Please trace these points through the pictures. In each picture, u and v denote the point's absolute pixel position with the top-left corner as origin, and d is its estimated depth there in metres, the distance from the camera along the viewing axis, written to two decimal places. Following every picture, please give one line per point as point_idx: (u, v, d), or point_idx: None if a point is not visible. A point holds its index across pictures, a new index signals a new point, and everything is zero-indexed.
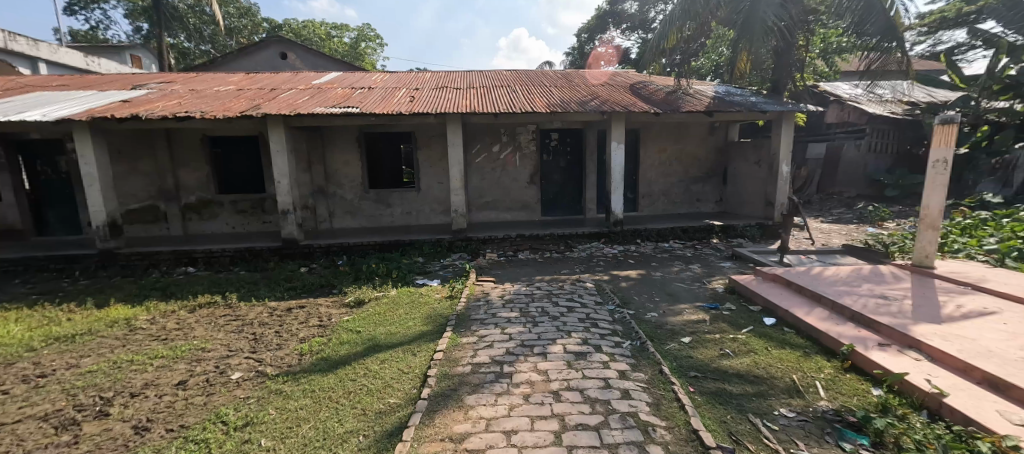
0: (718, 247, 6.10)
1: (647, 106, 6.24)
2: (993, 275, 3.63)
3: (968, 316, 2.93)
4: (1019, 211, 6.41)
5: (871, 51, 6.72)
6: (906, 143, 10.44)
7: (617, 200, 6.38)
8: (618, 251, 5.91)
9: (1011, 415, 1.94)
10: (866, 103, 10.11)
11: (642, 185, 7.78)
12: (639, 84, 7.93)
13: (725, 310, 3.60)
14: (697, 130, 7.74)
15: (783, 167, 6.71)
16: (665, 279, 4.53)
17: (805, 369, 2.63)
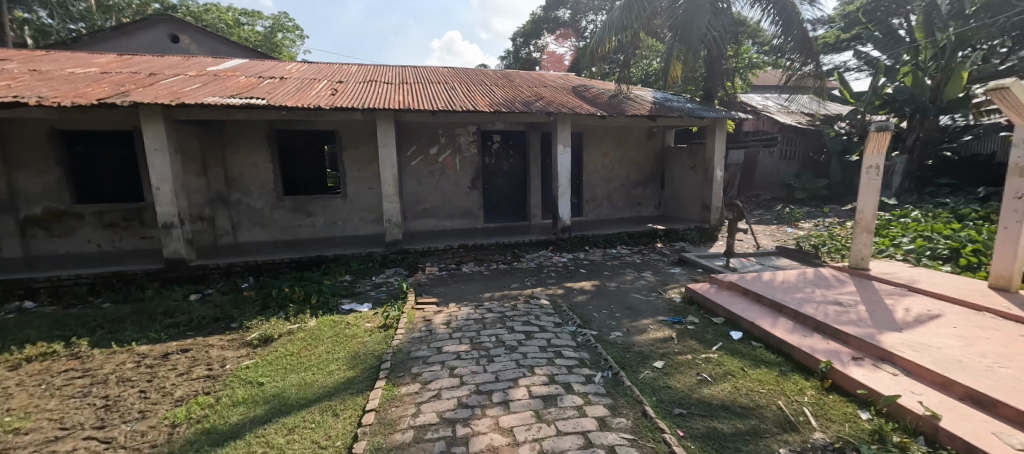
0: (665, 252, 6.02)
1: (593, 109, 6.03)
2: (922, 275, 3.79)
3: (920, 321, 2.94)
4: (912, 211, 7.16)
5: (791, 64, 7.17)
6: (810, 151, 11.28)
7: (564, 205, 6.08)
8: (567, 260, 5.58)
9: (1009, 437, 1.84)
10: (777, 114, 11.03)
11: (586, 190, 7.61)
12: (581, 87, 7.79)
13: (689, 324, 3.37)
14: (637, 135, 7.74)
15: (718, 172, 6.82)
16: (621, 290, 4.24)
17: (788, 393, 2.43)
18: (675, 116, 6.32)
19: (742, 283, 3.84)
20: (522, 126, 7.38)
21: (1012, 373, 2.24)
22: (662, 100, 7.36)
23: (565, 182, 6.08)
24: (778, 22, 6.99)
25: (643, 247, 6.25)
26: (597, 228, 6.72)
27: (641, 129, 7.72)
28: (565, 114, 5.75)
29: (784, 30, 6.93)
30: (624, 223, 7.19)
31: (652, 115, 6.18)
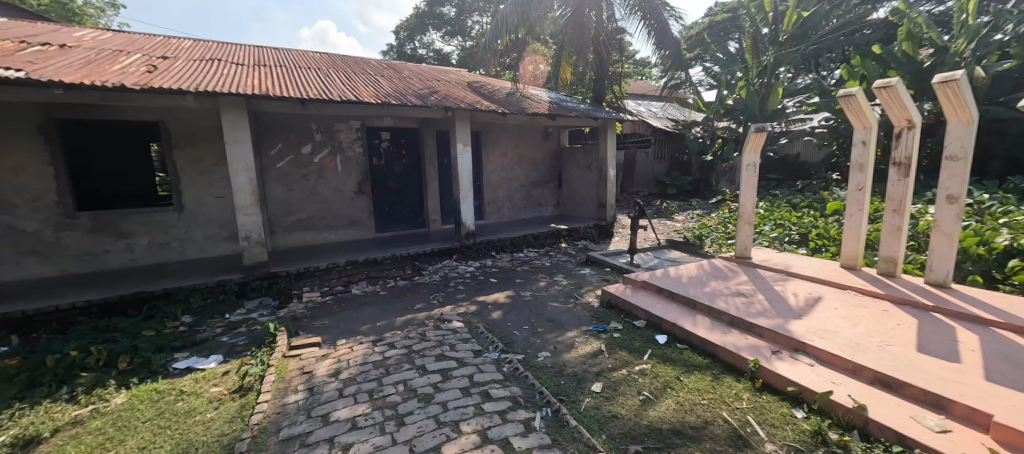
0: (570, 252, 5.93)
1: (494, 106, 5.66)
2: (793, 258, 4.22)
3: (811, 304, 3.18)
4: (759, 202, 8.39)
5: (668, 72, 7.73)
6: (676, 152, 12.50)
7: (467, 209, 5.58)
8: (474, 269, 5.10)
9: (925, 420, 1.98)
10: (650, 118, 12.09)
11: (486, 191, 7.24)
12: (476, 83, 7.40)
13: (614, 332, 3.17)
14: (534, 135, 7.62)
15: (611, 171, 6.99)
16: (538, 300, 3.92)
17: (728, 400, 2.34)
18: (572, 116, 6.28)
19: (654, 281, 3.79)
20: (414, 123, 6.68)
21: (898, 351, 2.50)
22: (557, 100, 7.34)
23: (467, 184, 5.59)
24: (653, 32, 7.31)
25: (548, 248, 6.09)
26: (501, 231, 6.37)
27: (537, 129, 7.62)
28: (463, 110, 5.26)
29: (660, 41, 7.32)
30: (526, 225, 7.00)
31: (552, 114, 6.04)
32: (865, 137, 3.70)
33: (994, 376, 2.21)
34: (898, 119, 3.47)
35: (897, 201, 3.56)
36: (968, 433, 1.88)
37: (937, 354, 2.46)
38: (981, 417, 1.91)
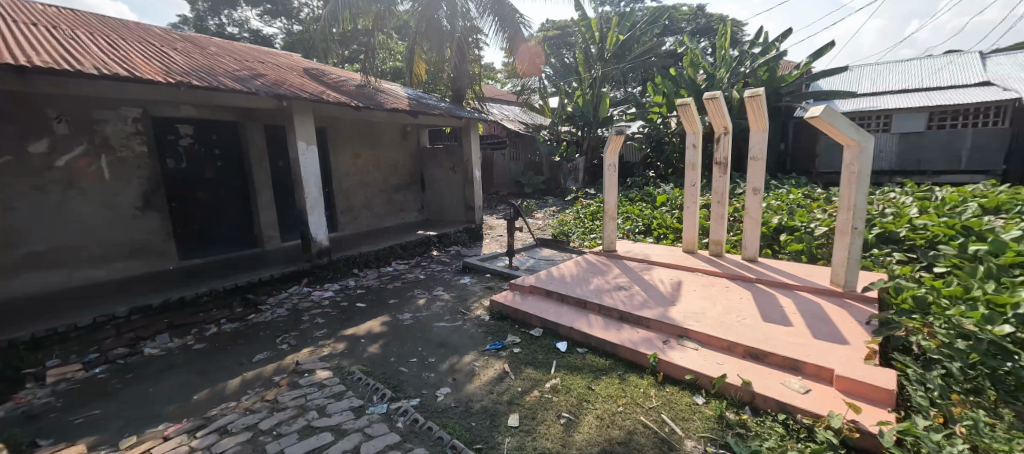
0: (443, 260, 5.48)
1: (345, 98, 4.84)
2: (650, 247, 4.67)
3: (677, 288, 3.47)
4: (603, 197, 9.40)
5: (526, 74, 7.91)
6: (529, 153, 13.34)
7: (318, 221, 4.69)
8: (332, 294, 4.24)
9: (793, 383, 2.25)
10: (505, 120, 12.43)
11: (337, 199, 6.26)
12: (316, 72, 6.32)
13: (514, 348, 2.92)
14: (391, 134, 6.90)
15: (477, 172, 6.79)
16: (420, 323, 3.40)
17: (640, 401, 2.31)
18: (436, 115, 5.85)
19: (542, 285, 3.68)
20: (230, 114, 5.38)
21: (751, 323, 2.84)
22: (414, 96, 6.79)
23: (316, 192, 4.68)
24: (506, 34, 7.28)
25: (418, 259, 5.53)
26: (359, 243, 5.56)
27: (394, 126, 6.90)
28: (303, 99, 4.31)
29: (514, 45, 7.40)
30: (389, 234, 6.30)
31: (414, 111, 5.50)
32: (695, 141, 4.14)
33: (818, 333, 2.67)
34: (718, 127, 3.99)
35: (720, 194, 4.12)
36: (821, 388, 2.20)
37: (776, 321, 2.87)
38: (826, 372, 2.26)
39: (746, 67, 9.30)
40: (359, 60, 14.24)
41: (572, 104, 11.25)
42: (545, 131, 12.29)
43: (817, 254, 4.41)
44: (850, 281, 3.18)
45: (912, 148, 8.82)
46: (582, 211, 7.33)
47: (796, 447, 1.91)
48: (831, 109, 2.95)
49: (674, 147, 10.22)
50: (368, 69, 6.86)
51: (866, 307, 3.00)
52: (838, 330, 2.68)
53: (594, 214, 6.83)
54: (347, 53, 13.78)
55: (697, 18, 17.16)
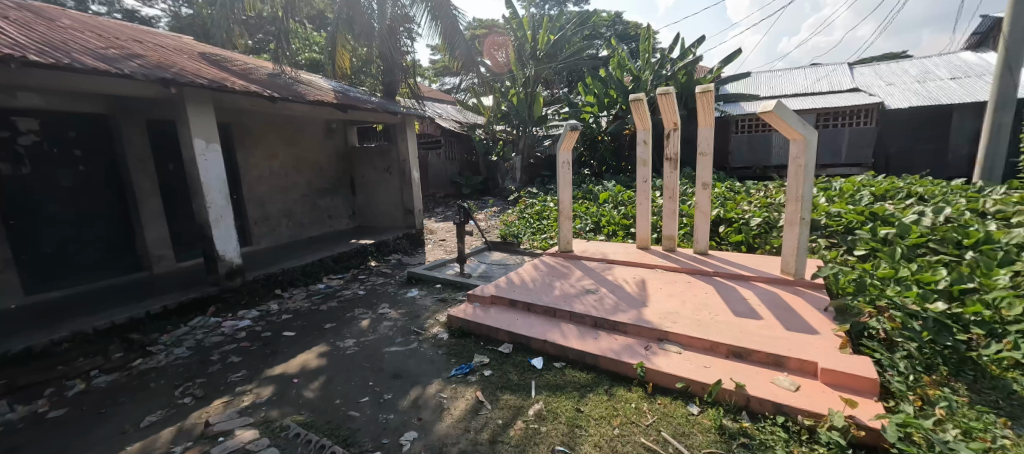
0: (383, 271, 4.94)
1: (257, 88, 4.13)
2: (605, 245, 4.57)
3: (643, 287, 3.35)
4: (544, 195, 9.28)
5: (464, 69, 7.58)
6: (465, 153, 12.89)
7: (225, 235, 3.97)
8: (249, 324, 3.51)
9: (782, 381, 2.18)
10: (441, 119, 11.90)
11: (252, 205, 5.71)
12: (216, 57, 5.39)
13: (485, 371, 2.56)
14: (313, 131, 6.56)
15: (416, 173, 6.43)
16: (368, 351, 2.88)
17: (635, 419, 2.10)
18: (369, 110, 5.32)
19: (504, 294, 3.34)
20: (95, 105, 4.34)
21: (725, 318, 2.77)
22: (340, 90, 6.11)
23: (219, 199, 3.94)
24: (440, 25, 6.86)
25: (354, 272, 4.93)
26: (281, 258, 4.99)
27: (316, 123, 6.61)
28: (199, 86, 3.56)
29: (449, 37, 7.00)
30: (318, 244, 5.85)
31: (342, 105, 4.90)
32: (645, 137, 4.02)
33: (787, 324, 2.67)
34: (668, 122, 3.94)
35: (671, 190, 4.02)
36: (809, 383, 2.16)
37: (745, 315, 2.82)
38: (810, 366, 2.23)
39: (666, 70, 9.65)
40: (267, 51, 12.69)
41: (505, 102, 11.05)
42: (480, 131, 12.01)
43: (756, 244, 4.59)
44: (799, 270, 3.30)
45: None
46: (527, 211, 7.09)
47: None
48: (782, 106, 2.99)
49: (607, 145, 10.54)
50: (281, 56, 6.00)
51: (818, 294, 3.12)
52: (803, 320, 2.71)
53: (540, 213, 6.62)
54: (251, 42, 12.20)
55: (616, 25, 18.16)
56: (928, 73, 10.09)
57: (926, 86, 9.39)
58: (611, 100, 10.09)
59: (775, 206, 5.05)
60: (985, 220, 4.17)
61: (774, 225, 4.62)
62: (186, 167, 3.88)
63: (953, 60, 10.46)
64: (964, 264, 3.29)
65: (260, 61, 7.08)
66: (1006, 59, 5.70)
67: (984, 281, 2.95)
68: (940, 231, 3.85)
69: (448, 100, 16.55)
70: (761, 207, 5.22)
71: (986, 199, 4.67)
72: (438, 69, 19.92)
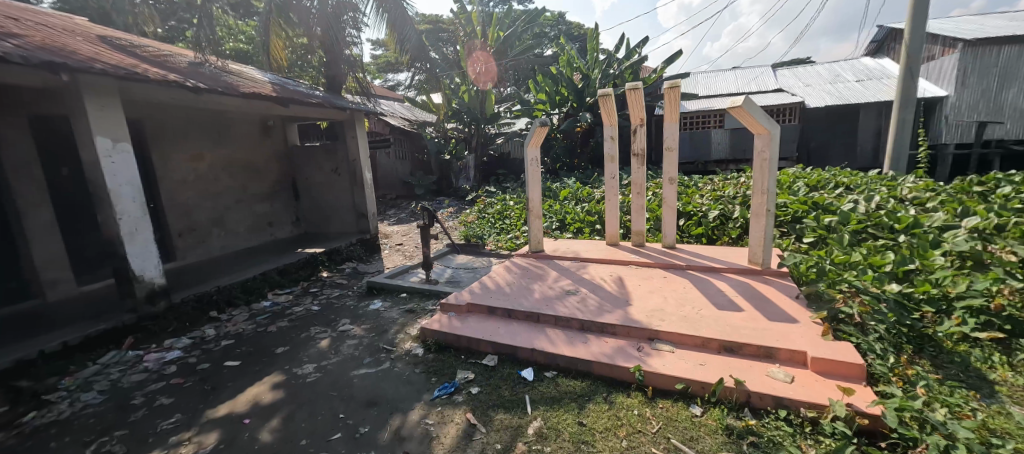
0: (338, 282, 4.73)
1: (176, 77, 3.56)
2: (575, 243, 4.50)
3: (623, 285, 3.28)
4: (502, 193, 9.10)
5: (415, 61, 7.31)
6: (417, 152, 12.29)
7: (143, 252, 3.47)
8: (181, 356, 3.06)
9: (777, 373, 2.18)
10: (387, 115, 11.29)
11: (177, 215, 5.27)
12: (122, 42, 4.65)
13: (472, 389, 2.34)
14: (246, 129, 6.14)
15: (367, 173, 6.13)
16: (333, 377, 2.56)
17: (642, 428, 1.98)
18: (313, 104, 4.90)
19: (481, 301, 3.12)
20: None
21: (709, 312, 2.76)
22: (277, 82, 5.55)
23: (133, 208, 3.40)
24: (390, 14, 6.67)
25: (303, 286, 4.63)
26: (214, 274, 4.63)
27: (252, 120, 6.19)
28: (101, 74, 2.97)
29: (400, 28, 6.83)
30: (258, 256, 5.53)
31: (282, 99, 4.44)
32: (612, 133, 3.97)
33: (767, 314, 2.71)
34: (634, 118, 3.90)
35: (638, 186, 3.98)
36: (802, 374, 2.17)
37: (726, 307, 2.85)
38: (799, 355, 2.26)
39: (614, 68, 9.75)
40: (181, 40, 11.32)
41: (456, 99, 10.74)
42: (430, 128, 11.60)
43: (715, 236, 4.73)
44: (766, 259, 3.39)
45: (741, 141, 10.36)
46: (487, 211, 6.89)
47: (813, 447, 1.80)
48: (749, 100, 3.12)
49: (560, 142, 10.63)
50: (204, 43, 5.29)
51: (785, 282, 3.24)
52: (780, 309, 2.78)
53: (501, 213, 6.46)
54: (163, 31, 10.82)
55: (559, 25, 18.50)
56: (838, 75, 11.19)
57: (837, 88, 10.42)
58: (563, 98, 10.15)
59: (726, 197, 5.12)
60: (906, 206, 4.48)
61: (730, 217, 4.75)
62: (87, 171, 3.27)
63: (857, 64, 11.73)
64: (901, 246, 3.47)
65: (178, 49, 6.26)
66: (909, 65, 6.41)
67: (923, 261, 3.11)
68: (875, 216, 4.04)
69: (393, 97, 15.86)
70: (712, 200, 5.26)
71: (903, 186, 5.07)
72: (380, 65, 19.05)
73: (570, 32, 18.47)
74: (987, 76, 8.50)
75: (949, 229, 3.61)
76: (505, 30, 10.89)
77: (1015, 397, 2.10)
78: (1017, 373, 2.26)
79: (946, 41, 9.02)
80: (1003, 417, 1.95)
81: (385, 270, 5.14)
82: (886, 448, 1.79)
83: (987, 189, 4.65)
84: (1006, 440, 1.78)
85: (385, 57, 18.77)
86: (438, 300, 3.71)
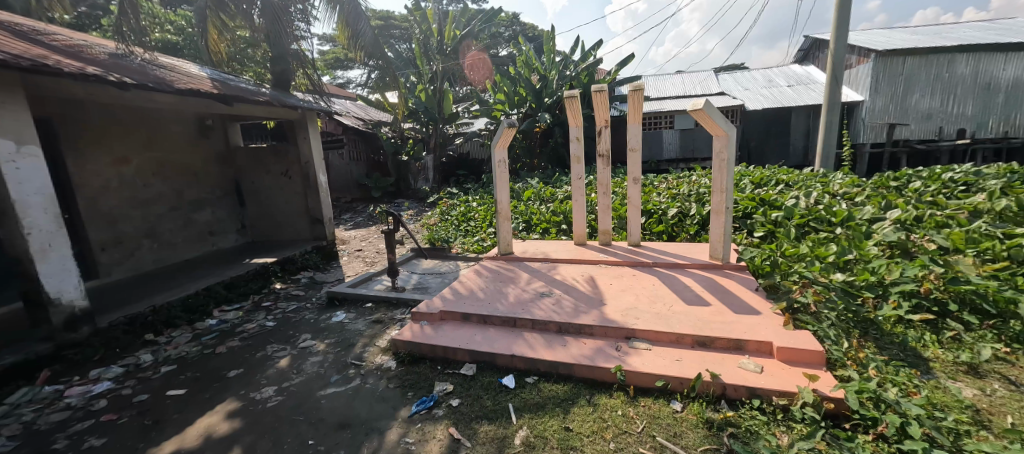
0: (294, 294, 4.46)
1: (95, 70, 3.15)
2: (543, 244, 4.51)
3: (596, 285, 3.31)
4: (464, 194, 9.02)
5: (370, 58, 7.02)
6: (371, 153, 11.75)
7: (60, 270, 3.06)
8: (113, 387, 2.77)
9: (748, 364, 2.26)
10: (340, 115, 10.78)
11: (99, 225, 4.69)
12: (24, 29, 4.07)
13: (451, 401, 2.26)
14: (179, 129, 5.59)
15: (321, 176, 5.83)
16: (297, 400, 2.43)
17: (627, 428, 1.98)
18: (259, 102, 4.56)
19: (454, 308, 3.04)
20: None
21: (680, 308, 2.83)
22: (217, 78, 5.12)
23: (46, 221, 2.98)
24: (342, 7, 6.37)
25: (255, 299, 4.31)
26: (147, 292, 4.17)
27: (186, 120, 5.68)
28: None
29: (353, 22, 6.54)
30: (198, 269, 5.03)
31: (225, 96, 4.09)
32: (578, 134, 4.00)
33: (733, 307, 2.82)
34: (599, 119, 3.95)
35: (604, 185, 4.01)
36: (769, 363, 2.27)
37: (694, 302, 2.94)
38: (766, 346, 2.36)
39: (570, 70, 10.09)
40: (95, 29, 10.13)
41: (412, 99, 10.47)
42: (386, 129, 11.24)
43: (674, 233, 4.86)
44: (726, 254, 3.54)
45: (689, 140, 10.97)
46: (451, 213, 6.76)
47: (787, 433, 1.86)
48: (710, 103, 3.24)
49: (519, 143, 10.68)
50: (128, 33, 4.76)
51: (744, 274, 3.41)
52: (744, 301, 2.92)
53: (465, 214, 6.39)
54: (72, 17, 9.62)
55: (513, 26, 18.63)
56: (772, 80, 12.12)
57: (771, 92, 11.26)
58: (521, 99, 10.16)
59: (682, 195, 5.35)
60: (839, 201, 4.81)
61: (687, 214, 4.94)
62: None
63: (787, 71, 12.77)
64: (840, 238, 3.68)
65: (96, 38, 5.60)
66: (834, 72, 7.04)
67: (859, 250, 3.30)
68: (815, 211, 4.29)
69: (343, 95, 15.16)
70: (669, 198, 5.47)
71: (834, 183, 5.47)
72: (328, 62, 18.21)
73: (524, 33, 18.65)
74: (895, 83, 9.51)
75: (879, 220, 3.88)
76: (461, 29, 10.77)
77: (949, 373, 2.25)
78: (948, 350, 2.44)
79: (862, 51, 10.02)
80: (941, 391, 2.09)
81: (346, 278, 4.92)
82: (849, 429, 1.87)
83: (902, 184, 5.13)
84: (948, 413, 1.88)
85: (334, 53, 17.96)
86: (407, 309, 3.64)
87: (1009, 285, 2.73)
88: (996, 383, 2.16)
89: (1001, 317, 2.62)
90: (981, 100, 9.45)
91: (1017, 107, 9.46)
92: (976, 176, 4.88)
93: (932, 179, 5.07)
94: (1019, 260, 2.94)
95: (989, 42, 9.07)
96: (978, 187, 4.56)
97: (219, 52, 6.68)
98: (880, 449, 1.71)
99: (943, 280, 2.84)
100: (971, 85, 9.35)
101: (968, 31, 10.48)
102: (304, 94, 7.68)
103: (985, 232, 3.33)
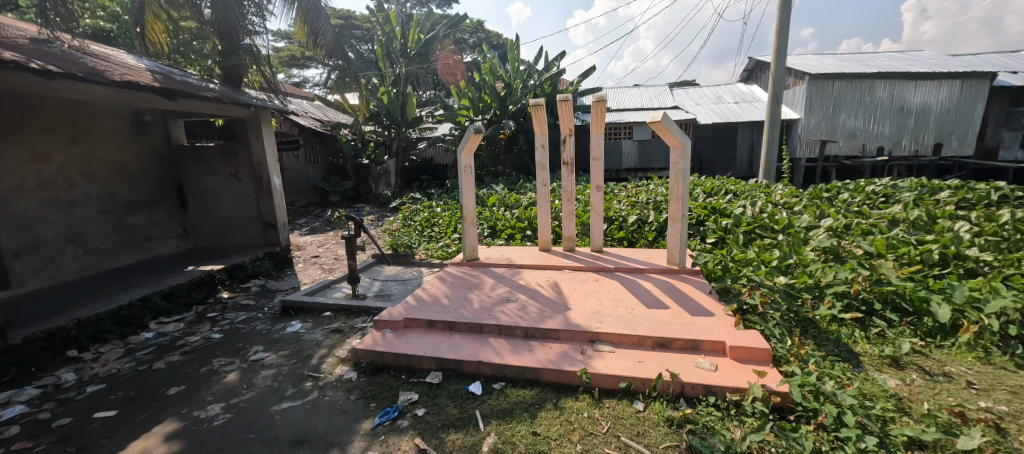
0: (243, 304, 4.20)
1: (18, 57, 2.87)
2: (507, 250, 4.53)
3: (559, 291, 3.36)
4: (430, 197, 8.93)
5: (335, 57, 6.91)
6: (331, 155, 11.44)
7: None
8: (27, 411, 2.47)
9: (703, 363, 2.37)
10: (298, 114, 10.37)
11: (12, 230, 4.21)
12: None
13: (416, 411, 2.21)
14: (111, 125, 5.13)
15: (275, 179, 5.58)
16: (247, 416, 2.28)
17: (593, 430, 2.02)
18: (207, 99, 4.28)
19: (419, 316, 2.98)
20: None
21: (641, 311, 2.94)
22: (160, 70, 4.76)
23: None
24: (300, 4, 6.10)
25: (198, 310, 4.01)
26: (73, 304, 3.77)
27: (121, 114, 5.23)
28: None
29: (312, 20, 6.32)
30: (133, 277, 4.61)
31: (167, 91, 3.81)
32: (543, 141, 4.05)
33: (689, 309, 2.97)
34: (563, 128, 4.03)
35: (568, 193, 4.09)
36: (724, 362, 2.40)
37: (653, 304, 3.07)
38: (720, 345, 2.50)
39: (534, 79, 10.27)
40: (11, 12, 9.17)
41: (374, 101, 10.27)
42: (345, 131, 10.96)
43: (634, 239, 5.06)
44: (682, 259, 3.71)
45: (646, 151, 11.51)
46: (413, 219, 6.66)
47: (740, 427, 1.96)
48: (667, 115, 3.38)
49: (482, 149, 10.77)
50: (56, 19, 4.33)
51: (699, 279, 3.57)
52: (698, 303, 3.08)
53: (429, 220, 6.31)
54: None
55: (477, 33, 18.88)
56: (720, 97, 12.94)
57: (720, 107, 12.02)
58: (486, 105, 10.23)
59: (642, 203, 5.57)
60: (780, 209, 5.14)
61: (646, 221, 5.16)
62: None
63: (734, 89, 13.69)
64: (782, 244, 3.95)
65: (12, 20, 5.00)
66: (775, 91, 7.64)
67: (798, 255, 3.57)
68: (760, 219, 4.58)
69: (301, 95, 14.64)
70: (629, 206, 5.69)
71: (776, 193, 5.88)
72: (283, 59, 17.52)
73: (488, 41, 18.94)
74: (825, 104, 10.52)
75: (814, 228, 4.18)
76: (426, 33, 10.67)
77: (876, 365, 2.48)
78: (876, 344, 2.67)
79: (799, 73, 10.93)
80: (869, 382, 2.30)
81: (302, 286, 4.71)
82: (794, 420, 2.00)
83: (833, 196, 5.58)
84: (875, 402, 2.06)
85: (290, 51, 17.35)
86: (368, 317, 3.54)
87: (923, 286, 3.04)
88: (913, 374, 2.40)
89: (917, 315, 2.89)
90: (897, 122, 10.55)
91: (925, 129, 10.61)
92: (893, 189, 5.43)
93: (857, 190, 5.59)
94: (929, 263, 3.31)
95: (905, 70, 10.15)
96: (895, 199, 5.09)
97: (160, 42, 6.28)
98: (821, 438, 1.84)
99: (870, 282, 3.13)
100: (888, 107, 10.44)
101: (886, 60, 11.72)
102: (258, 91, 7.29)
103: (902, 239, 3.70)
